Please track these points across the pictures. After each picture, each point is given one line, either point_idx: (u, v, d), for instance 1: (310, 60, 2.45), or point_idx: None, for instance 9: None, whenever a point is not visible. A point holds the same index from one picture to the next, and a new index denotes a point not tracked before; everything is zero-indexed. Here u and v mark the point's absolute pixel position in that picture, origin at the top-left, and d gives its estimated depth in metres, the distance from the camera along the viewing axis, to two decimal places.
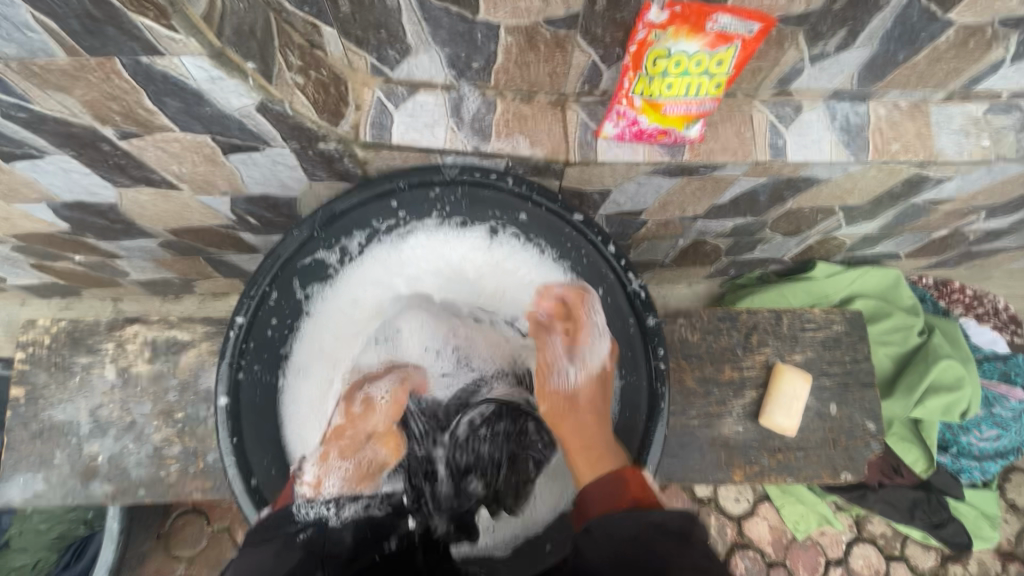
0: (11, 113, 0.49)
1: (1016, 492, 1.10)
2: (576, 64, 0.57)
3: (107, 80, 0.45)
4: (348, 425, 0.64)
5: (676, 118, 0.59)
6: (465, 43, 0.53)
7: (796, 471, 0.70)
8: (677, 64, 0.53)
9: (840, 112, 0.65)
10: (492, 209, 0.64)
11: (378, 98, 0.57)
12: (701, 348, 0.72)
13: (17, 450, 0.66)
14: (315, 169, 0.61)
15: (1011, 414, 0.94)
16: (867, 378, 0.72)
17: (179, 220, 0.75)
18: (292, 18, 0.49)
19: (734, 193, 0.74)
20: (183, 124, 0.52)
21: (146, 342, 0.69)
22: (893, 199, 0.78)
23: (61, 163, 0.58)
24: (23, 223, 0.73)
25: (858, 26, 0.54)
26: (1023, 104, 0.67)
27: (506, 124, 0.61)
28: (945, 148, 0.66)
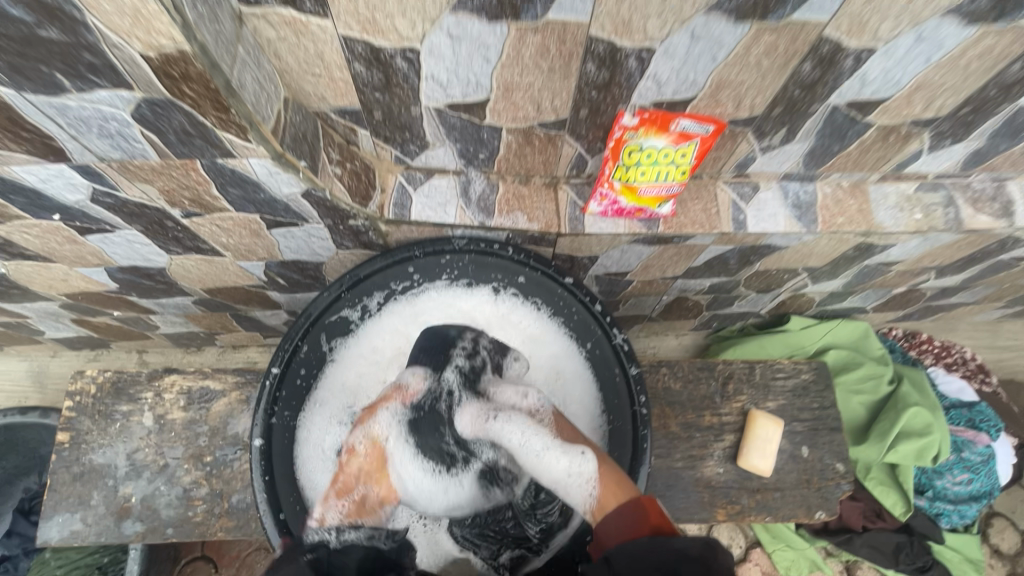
0: (99, 199, 0.59)
1: (999, 538, 1.14)
2: (565, 154, 0.68)
3: (185, 174, 0.55)
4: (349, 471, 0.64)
5: (650, 199, 0.71)
6: (474, 140, 0.64)
7: (774, 511, 0.76)
8: (648, 156, 0.65)
9: (791, 190, 0.76)
10: (494, 272, 0.74)
11: (400, 183, 0.68)
12: (683, 396, 0.79)
13: (57, 491, 0.72)
14: (343, 240, 0.72)
15: (979, 458, 0.99)
16: (835, 423, 0.79)
17: (216, 281, 0.84)
18: (334, 123, 0.60)
19: (707, 257, 0.84)
20: (239, 206, 0.62)
21: (182, 391, 0.76)
22: (848, 261, 0.88)
23: (127, 236, 0.68)
24: (78, 283, 0.82)
25: (795, 126, 0.66)
26: (947, 184, 0.78)
27: (507, 202, 0.71)
28: (883, 220, 0.77)
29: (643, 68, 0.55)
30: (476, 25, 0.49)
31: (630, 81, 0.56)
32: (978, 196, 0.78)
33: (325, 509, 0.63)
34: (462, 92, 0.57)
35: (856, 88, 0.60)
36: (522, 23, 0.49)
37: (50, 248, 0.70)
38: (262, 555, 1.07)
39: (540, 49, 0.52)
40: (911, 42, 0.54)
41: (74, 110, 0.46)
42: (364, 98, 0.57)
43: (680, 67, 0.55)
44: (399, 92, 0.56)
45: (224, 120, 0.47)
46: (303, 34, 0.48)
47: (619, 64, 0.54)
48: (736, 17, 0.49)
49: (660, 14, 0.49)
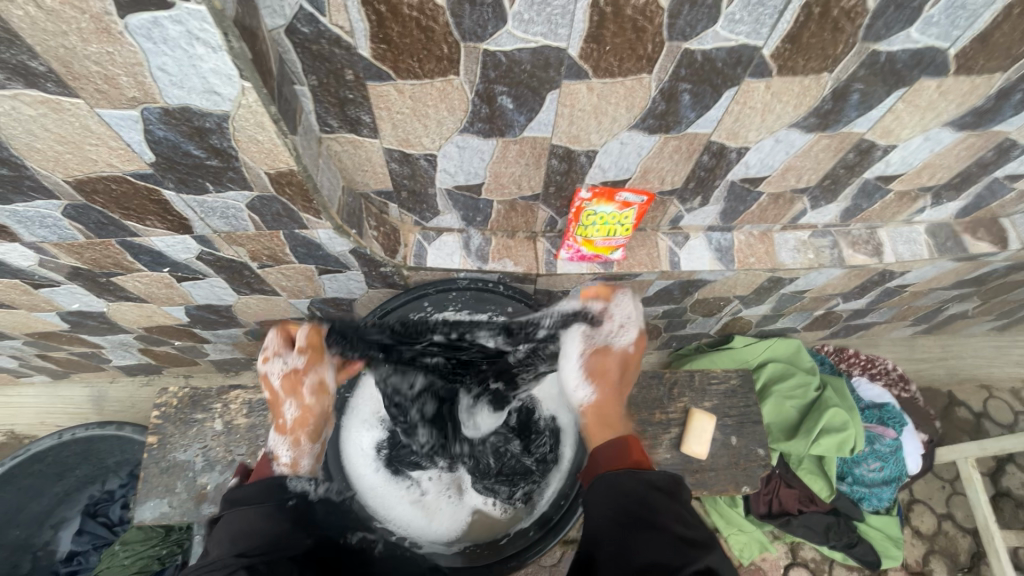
0: (202, 257, 0.81)
1: (919, 521, 1.35)
2: (540, 216, 0.92)
3: (270, 239, 0.78)
4: (301, 418, 0.84)
5: (604, 248, 0.94)
6: (473, 208, 0.88)
7: (711, 487, 0.97)
8: (601, 219, 0.89)
9: (714, 239, 1.01)
10: (489, 304, 0.92)
11: (418, 239, 0.91)
12: (638, 398, 1.01)
13: (149, 481, 0.91)
14: (374, 282, 0.94)
15: (888, 449, 1.22)
16: (757, 417, 1.01)
17: (268, 315, 1.06)
18: (372, 199, 0.84)
19: (655, 289, 1.08)
20: (302, 260, 0.85)
21: (244, 401, 0.97)
22: (768, 290, 1.12)
23: (212, 282, 0.90)
24: (158, 318, 1.04)
25: (706, 194, 0.90)
26: (833, 230, 1.03)
27: (498, 252, 0.95)
28: (785, 259, 1.01)
29: (591, 162, 0.79)
30: (476, 140, 0.73)
31: (583, 169, 0.81)
32: (857, 239, 1.03)
33: (298, 457, 0.82)
34: (465, 178, 0.80)
35: (744, 170, 0.84)
36: (507, 138, 0.73)
37: (149, 292, 0.92)
38: None
39: (519, 152, 0.76)
40: (772, 142, 0.78)
41: (209, 203, 0.68)
42: (395, 183, 0.80)
43: (617, 160, 0.79)
44: (421, 179, 0.80)
45: (307, 206, 0.70)
46: (360, 148, 0.72)
47: (574, 159, 0.78)
48: (649, 131, 0.74)
49: (599, 131, 0.73)
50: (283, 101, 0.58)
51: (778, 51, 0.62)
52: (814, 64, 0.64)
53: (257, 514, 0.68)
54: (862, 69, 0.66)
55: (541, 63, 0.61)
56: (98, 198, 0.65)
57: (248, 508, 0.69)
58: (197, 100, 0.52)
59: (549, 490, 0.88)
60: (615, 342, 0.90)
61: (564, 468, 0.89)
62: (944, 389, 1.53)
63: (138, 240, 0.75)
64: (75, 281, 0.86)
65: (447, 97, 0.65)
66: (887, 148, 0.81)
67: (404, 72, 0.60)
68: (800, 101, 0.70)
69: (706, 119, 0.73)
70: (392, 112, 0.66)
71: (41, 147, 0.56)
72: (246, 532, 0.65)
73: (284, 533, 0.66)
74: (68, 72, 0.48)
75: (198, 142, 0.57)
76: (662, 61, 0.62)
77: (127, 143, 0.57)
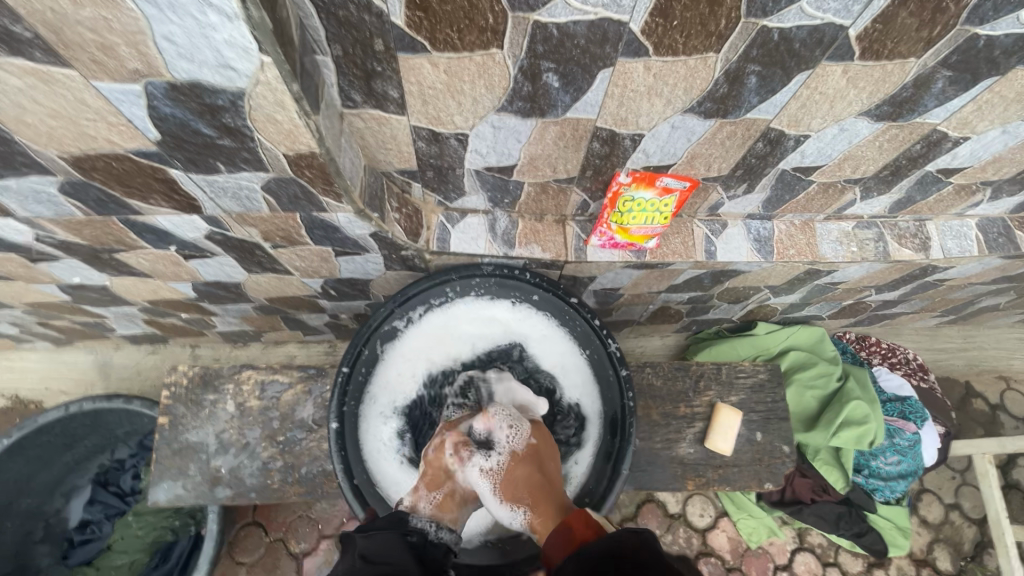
0: (211, 236, 0.75)
1: (926, 510, 1.37)
2: (572, 200, 0.86)
3: (285, 221, 0.72)
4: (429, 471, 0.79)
5: (640, 237, 0.88)
6: (502, 190, 0.82)
7: (732, 482, 0.96)
8: (638, 205, 0.82)
9: (754, 227, 0.95)
10: (514, 291, 0.90)
11: (441, 221, 0.85)
12: (662, 391, 0.98)
13: (162, 462, 0.89)
14: (393, 264, 0.89)
15: (907, 443, 1.21)
16: (784, 413, 0.99)
17: (279, 292, 1.01)
18: (395, 178, 0.77)
19: (685, 277, 1.03)
20: (319, 241, 0.79)
21: (257, 383, 0.93)
22: (801, 280, 1.08)
23: (222, 261, 0.85)
24: (164, 293, 0.99)
25: (753, 182, 0.84)
26: (879, 222, 0.97)
27: (525, 236, 0.89)
28: (826, 252, 0.96)
29: (635, 145, 0.73)
30: (514, 120, 0.66)
31: (626, 153, 0.74)
32: (903, 233, 0.97)
33: (417, 499, 0.78)
34: (497, 159, 0.74)
35: (798, 159, 0.78)
36: (547, 118, 0.66)
37: (155, 268, 0.87)
38: (304, 520, 1.25)
39: (558, 134, 0.69)
40: (836, 131, 0.71)
41: (220, 183, 0.62)
42: (421, 162, 0.74)
43: (664, 144, 0.73)
44: (449, 159, 0.73)
45: (328, 190, 0.64)
46: (385, 125, 0.65)
47: (617, 143, 0.72)
48: (704, 115, 0.67)
49: (649, 114, 0.66)
50: (305, 75, 0.51)
51: (866, 31, 0.55)
52: (903, 47, 0.57)
53: (388, 537, 0.67)
54: (955, 55, 0.58)
55: (596, 38, 0.54)
56: (98, 175, 0.59)
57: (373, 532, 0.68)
58: (209, 75, 0.45)
59: (574, 475, 0.87)
60: (512, 448, 0.80)
61: (589, 453, 0.87)
62: (962, 380, 1.51)
63: (143, 218, 0.69)
64: (75, 256, 0.81)
65: (487, 73, 0.57)
66: (958, 140, 0.74)
67: (441, 43, 0.53)
68: (877, 88, 0.63)
69: (769, 104, 0.65)
70: (424, 88, 0.59)
71: (31, 121, 0.50)
72: (376, 550, 0.64)
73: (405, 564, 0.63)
74: (58, 39, 0.41)
75: (209, 120, 0.51)
76: (734, 39, 0.55)
77: (129, 120, 0.50)
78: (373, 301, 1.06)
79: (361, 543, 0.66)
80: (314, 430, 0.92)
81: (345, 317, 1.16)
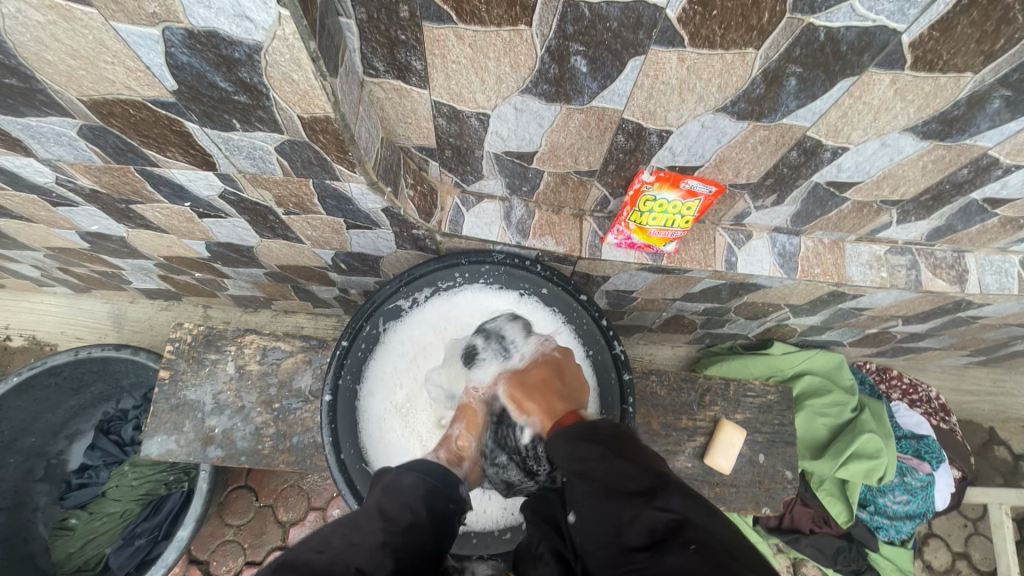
0: (225, 195, 0.75)
1: (932, 555, 1.31)
2: (592, 194, 0.83)
3: (297, 187, 0.71)
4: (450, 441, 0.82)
5: (658, 239, 0.85)
6: (521, 177, 0.80)
7: (727, 501, 0.93)
8: (659, 206, 0.79)
9: (779, 241, 0.91)
10: (524, 283, 0.89)
11: (456, 204, 0.84)
12: (666, 400, 0.95)
13: (158, 416, 0.90)
14: (404, 243, 0.88)
15: (919, 483, 1.15)
16: (790, 438, 0.95)
17: (291, 261, 1.01)
18: (412, 154, 0.76)
19: (702, 287, 1.00)
20: (331, 212, 0.78)
21: (258, 348, 0.94)
22: (824, 302, 1.03)
23: (235, 222, 0.85)
24: (179, 249, 1.00)
25: (782, 194, 0.80)
26: (913, 249, 0.92)
27: (541, 227, 0.87)
28: (854, 274, 0.91)
29: (662, 142, 0.70)
30: (537, 104, 0.64)
31: (651, 149, 0.71)
32: (939, 263, 0.92)
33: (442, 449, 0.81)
34: (517, 145, 0.72)
35: (834, 173, 0.74)
36: (572, 105, 0.64)
37: (170, 223, 0.87)
38: (295, 490, 1.27)
39: (582, 123, 0.67)
40: (877, 146, 0.67)
41: (235, 141, 0.62)
42: (440, 140, 0.72)
43: (691, 144, 0.70)
44: (468, 139, 0.71)
45: (341, 158, 0.62)
46: (405, 97, 0.64)
47: (643, 138, 0.69)
48: (737, 117, 0.64)
49: (679, 110, 0.63)
50: (325, 36, 0.49)
51: (920, 38, 0.51)
52: (960, 59, 0.53)
53: (415, 483, 0.66)
54: (1017, 73, 0.54)
55: (630, 22, 0.51)
56: (116, 121, 0.60)
57: (408, 472, 0.67)
58: (226, 24, 0.44)
59: None
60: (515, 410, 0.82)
61: None
62: (986, 425, 1.44)
63: (159, 170, 0.70)
64: (93, 203, 0.82)
65: (513, 50, 0.55)
66: (1010, 168, 0.69)
67: (468, 15, 0.51)
68: (927, 103, 0.59)
69: (808, 110, 0.62)
70: (447, 61, 0.57)
71: (51, 59, 0.50)
72: (396, 504, 0.62)
73: (420, 523, 0.62)
74: None
75: (225, 73, 0.50)
76: (776, 36, 0.52)
77: (147, 66, 0.50)
78: (383, 279, 1.05)
79: (382, 492, 0.64)
80: (311, 401, 0.92)
81: (354, 292, 1.16)
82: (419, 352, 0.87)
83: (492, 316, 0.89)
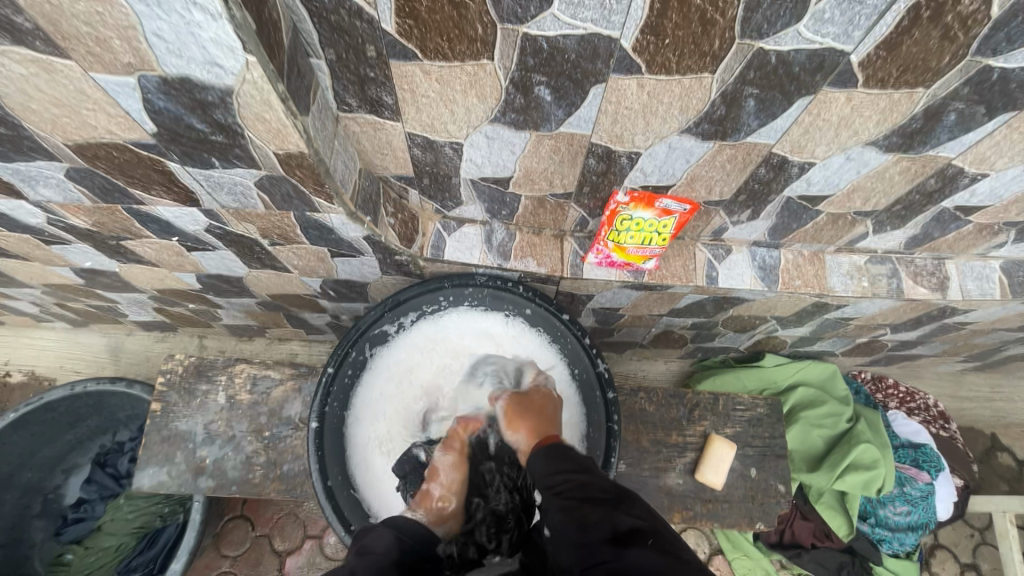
0: (210, 229, 0.77)
1: (939, 567, 1.28)
2: (571, 216, 0.85)
3: (279, 219, 0.73)
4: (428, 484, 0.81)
5: (637, 257, 0.87)
6: (499, 202, 0.81)
7: (721, 517, 0.92)
8: (637, 224, 0.81)
9: (759, 255, 0.92)
10: (507, 304, 0.90)
11: (437, 229, 0.86)
12: (655, 417, 0.95)
13: (149, 448, 0.91)
14: (389, 269, 0.90)
15: (919, 493, 1.14)
16: (782, 450, 0.95)
17: (281, 289, 1.03)
18: (392, 183, 0.79)
19: (686, 302, 1.01)
20: (314, 242, 0.80)
21: (249, 377, 0.95)
22: (809, 314, 1.04)
23: (223, 255, 0.87)
24: (171, 282, 1.02)
25: (757, 209, 0.81)
26: (894, 258, 0.93)
27: (522, 249, 0.89)
28: (835, 285, 0.92)
29: (632, 164, 0.71)
30: (508, 131, 0.66)
31: (623, 171, 0.73)
32: (920, 271, 0.93)
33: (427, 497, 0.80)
34: (492, 170, 0.74)
35: (804, 187, 0.75)
36: (541, 131, 0.66)
37: (161, 257, 0.89)
38: (291, 518, 1.26)
39: (553, 148, 0.69)
40: (842, 160, 0.69)
41: (216, 178, 0.64)
42: (417, 169, 0.74)
43: (661, 165, 0.72)
44: (444, 167, 0.73)
45: (319, 190, 0.64)
46: (380, 130, 0.66)
47: (613, 160, 0.71)
48: (702, 137, 0.65)
49: (645, 133, 0.65)
50: (295, 76, 0.52)
51: (869, 58, 0.53)
52: (910, 76, 0.55)
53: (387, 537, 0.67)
54: (967, 87, 0.56)
55: (587, 53, 0.53)
56: (100, 163, 0.62)
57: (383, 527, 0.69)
58: (197, 71, 0.46)
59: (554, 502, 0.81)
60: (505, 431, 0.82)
61: None
62: (987, 431, 1.42)
63: (146, 208, 0.72)
64: (85, 241, 0.85)
65: (478, 83, 0.57)
66: (976, 176, 0.71)
67: (431, 51, 0.53)
68: (885, 118, 0.61)
69: (770, 128, 0.64)
70: (416, 95, 0.59)
71: (36, 108, 0.53)
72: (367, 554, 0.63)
73: (395, 565, 0.63)
74: (55, 31, 0.43)
75: (200, 115, 0.52)
76: (729, 60, 0.54)
77: (126, 111, 0.52)
78: (371, 304, 1.06)
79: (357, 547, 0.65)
80: (301, 428, 0.93)
81: (346, 318, 1.17)
82: (404, 380, 0.88)
83: (476, 343, 0.90)
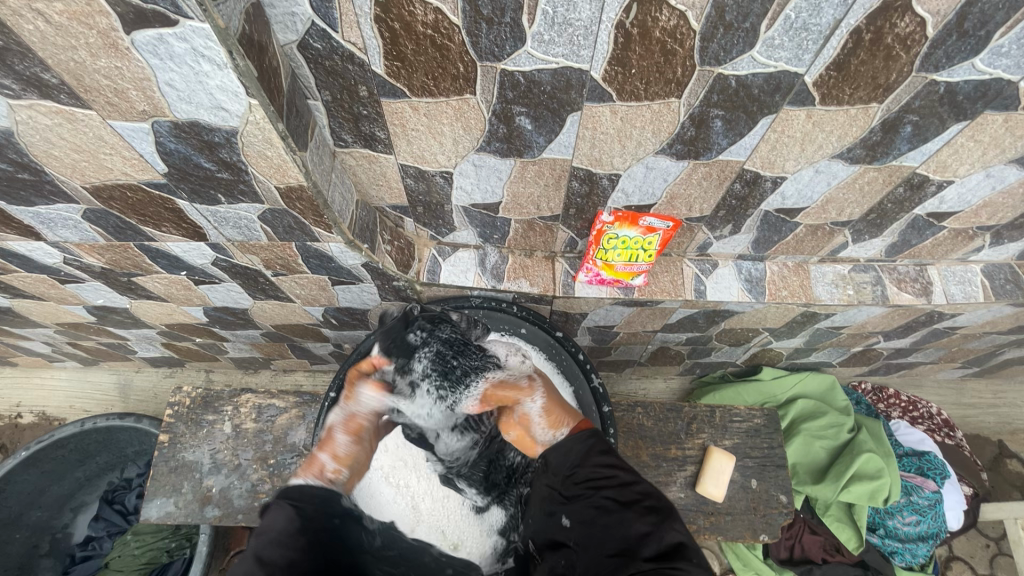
0: (217, 262, 0.81)
1: None
2: (560, 237, 0.89)
3: (282, 250, 0.78)
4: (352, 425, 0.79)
5: (625, 273, 0.90)
6: (491, 226, 0.85)
7: (724, 531, 0.92)
8: (623, 242, 0.84)
9: (745, 268, 0.95)
10: (503, 324, 0.93)
11: (433, 254, 0.90)
12: (653, 431, 0.96)
13: (157, 479, 0.93)
14: (387, 295, 0.93)
15: (927, 502, 1.13)
16: (782, 461, 0.95)
17: (284, 320, 1.06)
18: (388, 213, 0.83)
19: (678, 317, 1.04)
20: (315, 270, 0.84)
21: (254, 406, 0.97)
22: (800, 324, 1.06)
23: (229, 287, 0.91)
24: (179, 316, 1.05)
25: (737, 224, 0.85)
26: (877, 266, 0.96)
27: (514, 271, 0.92)
28: (821, 294, 0.94)
29: (613, 185, 0.76)
30: (493, 159, 0.70)
31: (605, 192, 0.77)
32: (903, 277, 0.95)
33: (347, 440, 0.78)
34: (481, 197, 0.78)
35: (780, 200, 0.79)
36: (525, 158, 0.70)
37: (169, 292, 0.93)
38: None
39: (537, 173, 0.73)
40: (812, 173, 0.73)
41: (222, 214, 0.68)
42: (411, 199, 0.79)
43: (641, 185, 0.76)
44: (437, 195, 0.78)
45: (318, 221, 0.69)
46: (374, 163, 0.71)
47: (595, 182, 0.75)
48: (677, 157, 0.70)
49: (622, 155, 0.69)
50: (294, 115, 0.57)
51: (821, 78, 0.57)
52: (862, 93, 0.59)
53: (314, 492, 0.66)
54: (918, 100, 0.60)
55: (561, 84, 0.58)
56: (116, 204, 0.67)
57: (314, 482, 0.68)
58: (205, 115, 0.51)
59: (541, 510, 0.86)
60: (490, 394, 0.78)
61: None
62: (994, 439, 1.41)
63: (156, 244, 0.76)
64: (99, 279, 0.89)
65: (463, 116, 0.62)
66: (941, 183, 0.74)
67: (418, 89, 0.58)
68: (845, 132, 0.65)
69: (740, 146, 0.68)
70: (407, 129, 0.64)
71: (58, 154, 0.57)
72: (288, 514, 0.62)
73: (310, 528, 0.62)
74: (78, 85, 0.48)
75: (208, 155, 0.57)
76: (693, 86, 0.58)
77: (141, 154, 0.57)
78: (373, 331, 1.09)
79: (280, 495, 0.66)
80: (304, 454, 0.95)
81: (348, 346, 1.20)
82: None
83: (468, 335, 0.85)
